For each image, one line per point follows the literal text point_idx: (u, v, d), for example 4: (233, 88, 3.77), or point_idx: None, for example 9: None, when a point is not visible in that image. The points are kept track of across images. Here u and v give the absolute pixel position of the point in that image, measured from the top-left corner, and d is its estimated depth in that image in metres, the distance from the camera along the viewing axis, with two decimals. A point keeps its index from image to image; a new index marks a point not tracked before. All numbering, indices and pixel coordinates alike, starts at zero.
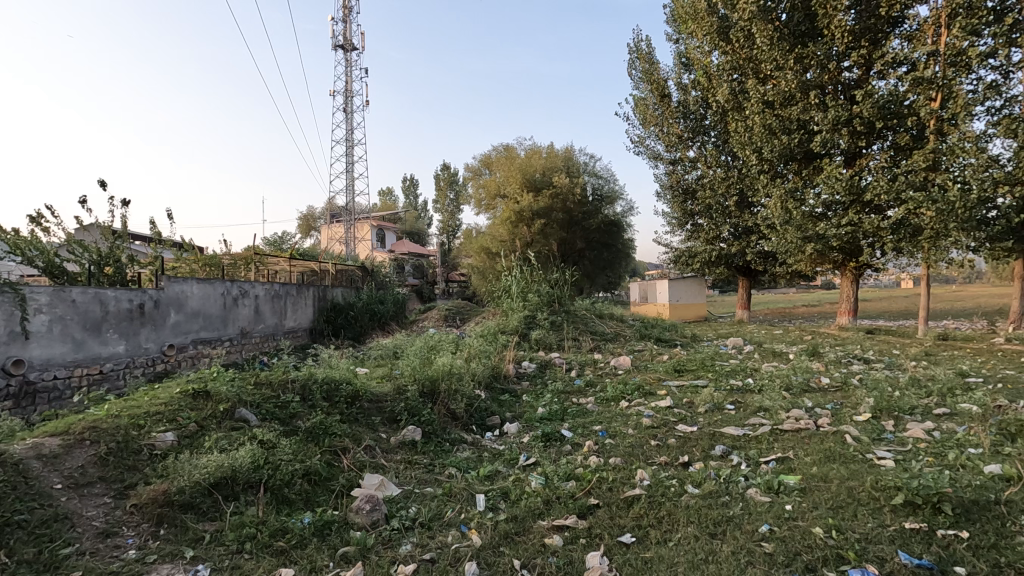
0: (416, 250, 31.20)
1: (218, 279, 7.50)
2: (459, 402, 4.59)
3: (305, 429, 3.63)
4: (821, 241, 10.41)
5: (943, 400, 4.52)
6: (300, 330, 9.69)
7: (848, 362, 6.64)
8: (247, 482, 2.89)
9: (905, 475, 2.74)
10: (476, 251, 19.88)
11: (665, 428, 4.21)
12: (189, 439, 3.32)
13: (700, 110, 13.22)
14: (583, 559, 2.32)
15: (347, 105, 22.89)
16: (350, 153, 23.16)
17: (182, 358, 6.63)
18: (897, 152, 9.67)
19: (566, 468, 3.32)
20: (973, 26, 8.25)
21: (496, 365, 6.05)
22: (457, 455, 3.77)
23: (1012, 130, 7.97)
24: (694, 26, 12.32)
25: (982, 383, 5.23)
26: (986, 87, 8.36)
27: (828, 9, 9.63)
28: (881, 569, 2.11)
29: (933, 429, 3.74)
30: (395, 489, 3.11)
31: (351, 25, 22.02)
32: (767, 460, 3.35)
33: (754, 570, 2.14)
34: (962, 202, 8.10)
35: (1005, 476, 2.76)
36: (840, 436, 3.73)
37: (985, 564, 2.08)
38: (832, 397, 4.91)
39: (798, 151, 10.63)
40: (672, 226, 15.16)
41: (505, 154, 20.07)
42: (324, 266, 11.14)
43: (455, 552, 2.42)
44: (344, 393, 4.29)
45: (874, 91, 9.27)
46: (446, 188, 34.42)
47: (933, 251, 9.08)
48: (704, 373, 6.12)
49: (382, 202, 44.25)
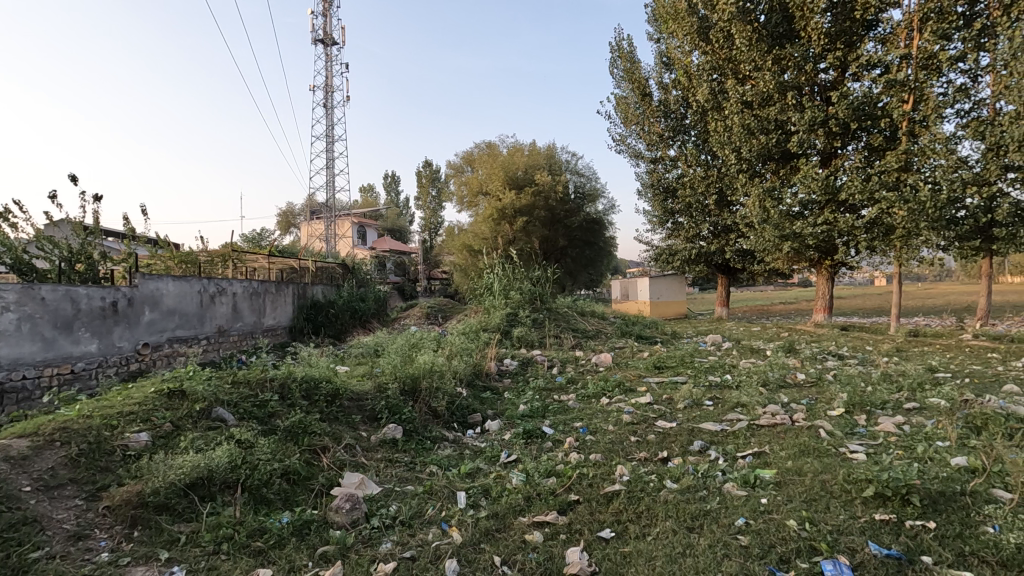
0: (398, 249, 31.00)
1: (194, 277, 7.37)
2: (439, 400, 4.57)
3: (283, 428, 3.58)
4: (798, 240, 10.58)
5: (913, 395, 4.65)
6: (279, 328, 9.55)
7: (823, 358, 6.78)
8: (224, 483, 2.85)
9: (875, 468, 2.80)
10: (458, 249, 19.82)
11: (644, 424, 4.26)
12: (163, 440, 3.26)
13: (681, 109, 13.36)
14: (563, 555, 2.33)
15: (327, 101, 22.68)
16: (330, 150, 22.93)
17: (156, 356, 6.48)
18: (871, 153, 9.89)
19: (547, 465, 3.34)
20: (942, 31, 8.48)
21: (477, 363, 6.04)
22: (438, 453, 3.76)
23: (980, 132, 8.23)
24: (674, 26, 12.36)
25: (950, 378, 5.40)
26: (955, 89, 8.61)
27: (805, 12, 9.80)
28: (852, 559, 2.16)
29: (903, 424, 3.84)
30: (374, 487, 3.09)
31: (331, 20, 21.81)
32: (744, 455, 3.42)
33: (730, 563, 2.18)
34: (932, 202, 8.35)
35: (971, 468, 2.85)
36: (814, 430, 3.82)
37: (949, 554, 2.15)
38: (806, 392, 5.02)
39: (775, 151, 10.79)
40: (653, 224, 15.28)
41: (488, 152, 20.05)
42: (303, 263, 10.98)
43: (435, 550, 2.42)
44: (323, 391, 4.25)
45: (849, 93, 9.46)
46: (427, 184, 34.23)
47: (905, 249, 9.31)
48: (684, 370, 6.21)
49: (364, 199, 43.85)
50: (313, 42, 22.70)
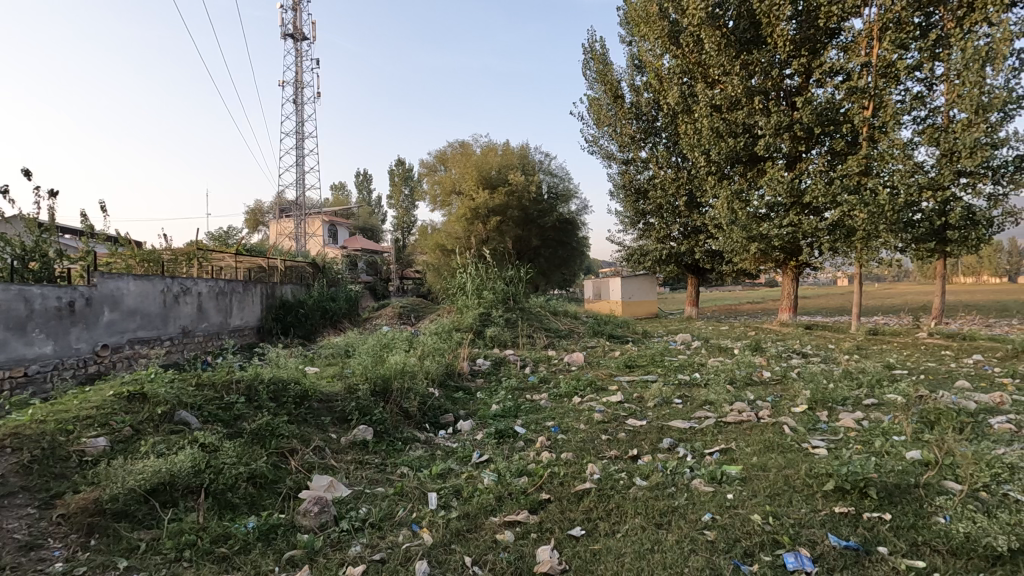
0: (369, 247, 30.64)
1: (157, 276, 7.15)
2: (411, 400, 4.54)
3: (250, 431, 3.50)
4: (765, 241, 10.84)
5: (871, 391, 4.82)
6: (246, 328, 9.33)
7: (788, 357, 6.97)
8: (187, 488, 2.77)
9: (835, 462, 2.88)
10: (431, 248, 19.69)
11: (616, 422, 4.31)
12: (122, 444, 3.16)
13: (652, 111, 13.55)
14: (534, 554, 2.35)
15: (296, 97, 22.32)
16: (300, 148, 22.55)
17: (116, 359, 6.25)
18: (833, 157, 10.19)
19: (519, 465, 3.35)
20: (900, 41, 8.83)
21: (450, 363, 6.01)
22: (410, 453, 3.73)
23: (935, 139, 8.59)
24: (645, 29, 12.49)
25: (905, 374, 5.64)
26: (912, 97, 8.95)
27: (771, 19, 10.04)
28: (812, 551, 2.23)
29: (862, 419, 3.98)
30: (344, 489, 3.05)
31: (301, 15, 21.45)
32: (711, 451, 3.48)
33: (696, 558, 2.22)
34: (891, 204, 8.68)
35: (924, 461, 2.97)
36: (778, 426, 3.92)
37: (903, 544, 2.24)
38: (772, 389, 5.17)
39: (743, 154, 11.06)
40: (625, 224, 15.43)
41: (462, 151, 20.01)
42: (272, 262, 10.75)
43: (405, 551, 2.40)
44: (292, 393, 4.18)
45: (813, 99, 9.74)
46: (400, 183, 33.95)
47: (865, 251, 9.62)
48: (654, 369, 6.30)
49: (335, 198, 43.21)
50: (283, 37, 22.30)
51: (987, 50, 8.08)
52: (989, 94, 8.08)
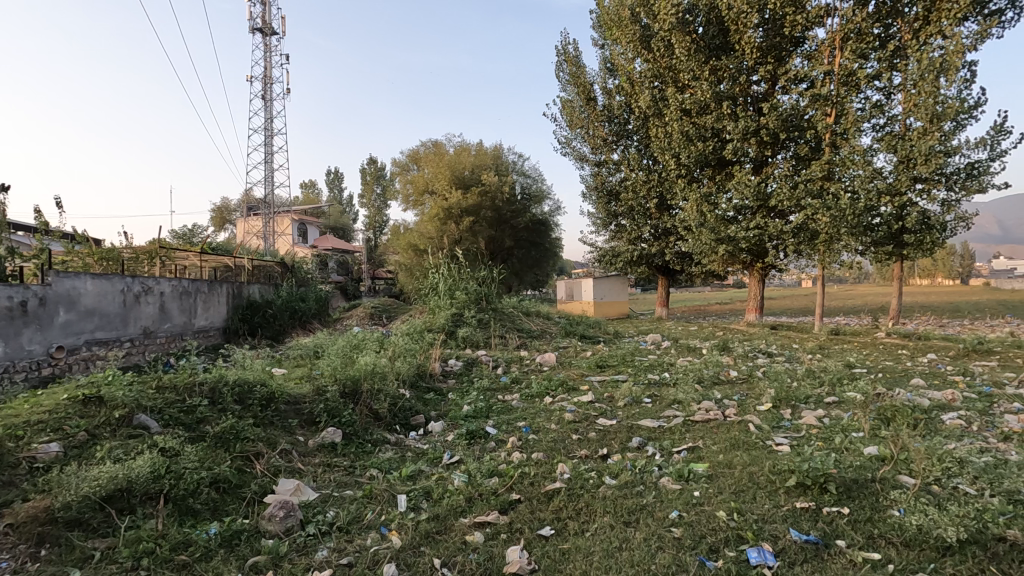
0: (340, 246, 30.22)
1: (117, 275, 6.92)
2: (381, 402, 4.49)
3: (212, 434, 3.40)
4: (733, 243, 11.04)
5: (833, 389, 4.98)
6: (211, 329, 9.08)
7: (754, 356, 7.14)
8: (145, 494, 2.68)
9: (797, 459, 2.96)
10: (404, 248, 19.51)
11: (586, 422, 4.35)
12: (77, 450, 3.04)
13: (624, 114, 13.70)
14: (503, 555, 2.34)
15: (265, 92, 21.85)
16: (269, 145, 22.11)
17: (72, 361, 6.00)
18: (798, 162, 10.46)
19: (489, 465, 3.35)
20: (860, 50, 9.17)
21: (421, 364, 5.96)
22: (380, 455, 3.69)
23: (892, 146, 8.93)
24: (617, 33, 12.62)
25: (864, 372, 5.86)
26: (872, 105, 9.29)
27: (739, 26, 10.27)
28: (774, 546, 2.29)
29: (823, 416, 4.11)
30: (312, 493, 3.00)
31: (270, 9, 21.00)
32: (679, 450, 3.54)
33: (664, 556, 2.25)
34: (851, 209, 8.98)
35: (881, 457, 3.07)
36: (744, 424, 4.02)
37: (861, 537, 2.32)
38: (737, 388, 5.29)
39: (712, 158, 11.30)
40: (597, 226, 15.56)
41: (435, 150, 19.92)
42: (239, 261, 10.48)
43: (373, 554, 2.37)
44: (258, 395, 4.09)
45: (778, 105, 9.99)
46: (372, 182, 33.57)
47: (828, 253, 9.84)
48: (625, 369, 6.37)
49: (305, 196, 42.44)
50: (251, 31, 21.83)
51: (941, 62, 8.44)
52: (943, 104, 8.45)
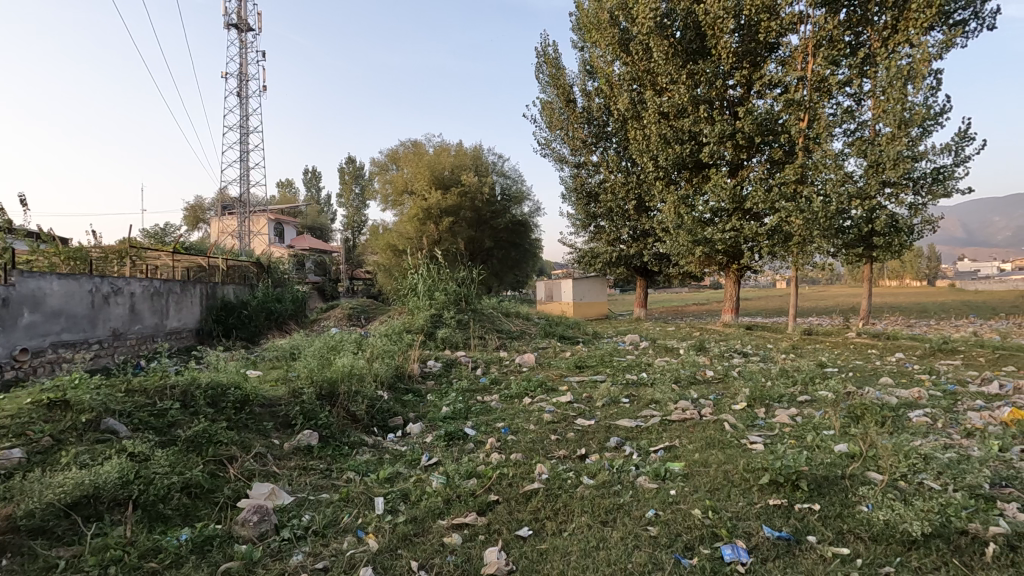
0: (318, 247, 29.85)
1: (85, 275, 6.73)
2: (359, 404, 4.44)
3: (185, 438, 3.33)
4: (709, 245, 11.19)
5: (805, 388, 5.08)
6: (184, 331, 8.87)
7: (730, 356, 7.26)
8: (113, 500, 2.62)
9: (770, 457, 3.02)
10: (382, 248, 19.34)
11: (565, 422, 4.37)
12: (41, 456, 2.95)
13: (603, 117, 13.79)
14: (481, 556, 2.34)
15: (241, 89, 21.49)
16: (244, 142, 21.72)
17: (37, 364, 5.81)
18: (772, 165, 10.66)
19: (467, 466, 3.34)
20: (832, 57, 9.39)
21: (399, 365, 5.92)
22: (357, 458, 3.65)
23: (862, 151, 9.16)
24: (596, 35, 12.71)
25: (835, 371, 6.01)
26: (843, 111, 9.53)
27: (716, 31, 10.43)
28: (748, 543, 2.33)
29: (796, 415, 4.19)
30: (286, 496, 2.95)
31: (245, 4, 20.66)
32: (656, 449, 3.59)
33: (640, 554, 2.28)
34: (824, 212, 9.18)
35: (850, 454, 3.14)
36: (719, 423, 4.08)
37: (831, 532, 2.37)
38: (713, 388, 5.36)
39: (689, 161, 11.45)
40: (577, 227, 15.64)
41: (414, 150, 19.82)
42: (212, 261, 10.27)
43: (350, 558, 2.35)
44: (232, 398, 4.01)
45: (753, 110, 10.17)
46: (351, 181, 33.16)
47: (801, 255, 9.99)
48: (603, 369, 6.43)
49: (281, 195, 41.79)
50: (226, 26, 21.44)
51: (909, 70, 8.71)
52: (910, 110, 8.73)
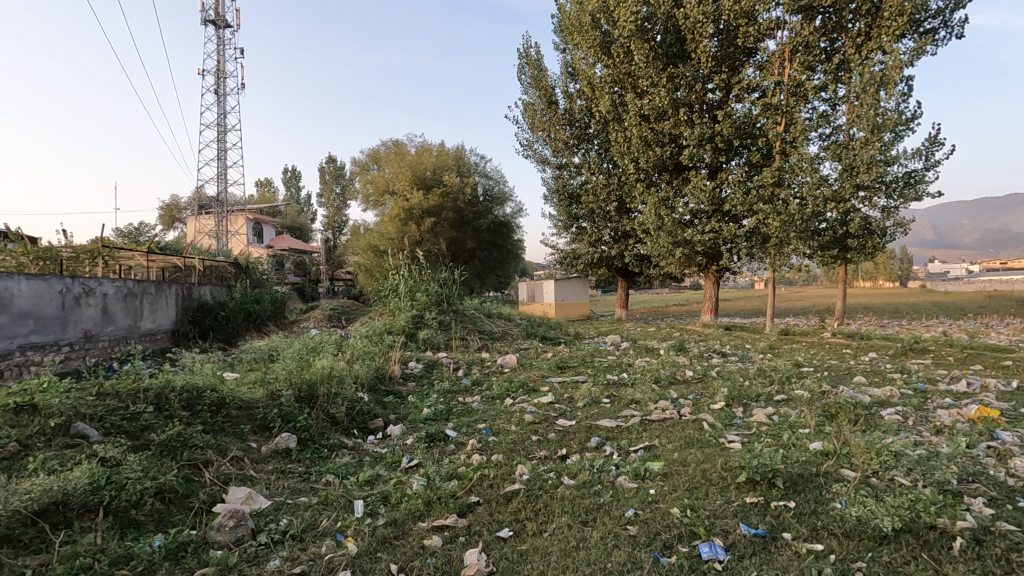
0: (298, 247, 29.50)
1: (55, 275, 6.54)
2: (339, 405, 4.40)
3: (158, 442, 3.26)
4: (688, 246, 11.32)
5: (782, 388, 5.17)
6: (159, 332, 8.68)
7: (709, 356, 7.35)
8: (83, 507, 2.55)
9: (747, 455, 3.07)
10: (363, 249, 19.17)
11: (546, 423, 4.38)
12: (6, 462, 2.85)
13: (585, 118, 13.87)
14: (461, 558, 2.33)
15: (218, 87, 21.14)
16: (222, 141, 21.36)
17: (4, 366, 5.64)
18: (750, 168, 10.83)
19: (448, 468, 3.33)
20: (808, 63, 9.59)
21: (380, 367, 5.87)
22: (336, 460, 3.61)
23: (837, 154, 9.35)
24: (578, 38, 12.78)
25: (811, 371, 6.12)
26: (819, 116, 9.72)
27: (695, 35, 10.55)
28: (725, 540, 2.36)
29: (773, 414, 4.26)
30: (263, 501, 2.91)
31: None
32: (636, 449, 3.62)
33: (619, 553, 2.29)
34: (800, 214, 9.37)
35: (825, 451, 3.21)
36: (698, 423, 4.13)
37: (805, 529, 2.42)
38: (692, 388, 5.42)
39: (669, 163, 11.57)
40: (558, 228, 15.70)
41: (396, 150, 19.71)
42: (189, 261, 10.08)
43: (328, 562, 2.32)
44: (207, 401, 3.94)
45: (732, 113, 10.32)
46: (331, 181, 32.80)
47: (778, 257, 10.19)
48: (585, 369, 6.47)
49: (260, 194, 41.21)
50: (203, 22, 21.06)
51: (881, 76, 8.93)
52: (883, 115, 8.95)
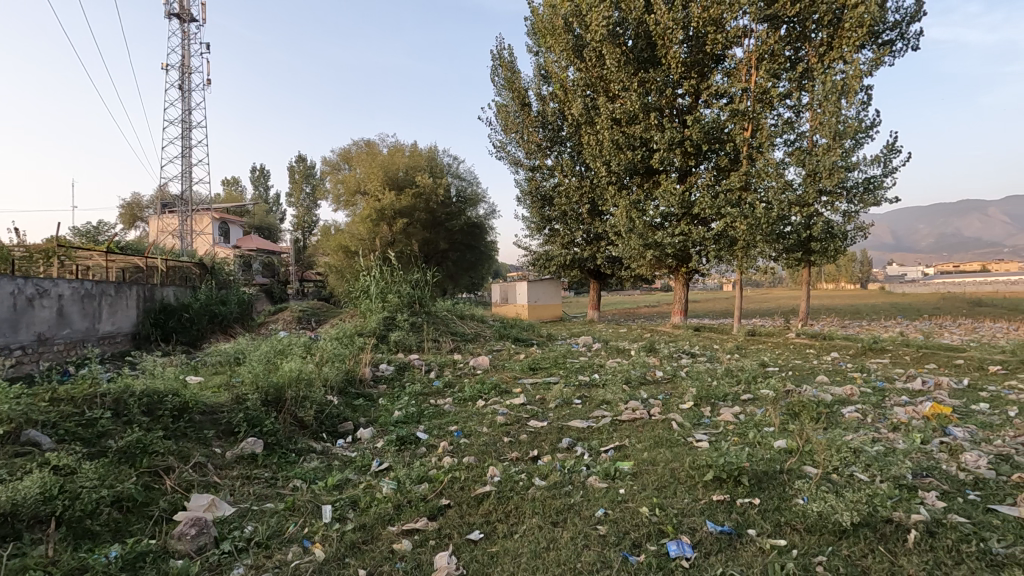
0: (266, 248, 28.89)
1: (5, 276, 6.25)
2: (307, 409, 4.32)
3: (116, 449, 3.14)
4: (659, 248, 11.51)
5: (748, 387, 5.29)
6: (118, 336, 8.38)
7: (678, 357, 7.47)
8: (34, 517, 2.44)
9: (714, 454, 3.13)
10: (334, 249, 18.89)
11: (517, 424, 4.38)
12: None
13: (557, 121, 13.96)
14: (431, 561, 2.31)
15: (183, 82, 20.56)
16: (186, 138, 20.77)
17: None
18: (718, 172, 11.05)
19: (418, 471, 3.30)
20: (773, 71, 9.86)
21: (350, 369, 5.79)
22: (304, 465, 3.54)
23: (801, 160, 9.63)
24: (551, 41, 12.86)
25: (776, 370, 6.28)
26: (783, 122, 10.00)
27: (665, 41, 10.72)
28: (692, 538, 2.41)
29: (739, 413, 4.35)
30: (227, 508, 2.83)
31: None
32: (607, 449, 3.65)
33: (588, 553, 2.31)
34: (766, 218, 9.62)
35: (788, 449, 3.29)
36: (667, 423, 4.19)
37: (769, 525, 2.48)
38: (662, 388, 5.50)
39: (640, 166, 11.73)
40: (531, 229, 15.75)
41: (367, 150, 19.49)
42: (151, 261, 9.76)
43: (294, 569, 2.28)
44: (169, 405, 3.82)
45: (701, 118, 10.54)
46: (301, 180, 32.22)
47: (745, 259, 10.45)
48: (557, 370, 6.50)
49: (227, 193, 40.23)
50: (167, 16, 20.45)
51: (842, 85, 9.25)
52: (843, 123, 9.28)
